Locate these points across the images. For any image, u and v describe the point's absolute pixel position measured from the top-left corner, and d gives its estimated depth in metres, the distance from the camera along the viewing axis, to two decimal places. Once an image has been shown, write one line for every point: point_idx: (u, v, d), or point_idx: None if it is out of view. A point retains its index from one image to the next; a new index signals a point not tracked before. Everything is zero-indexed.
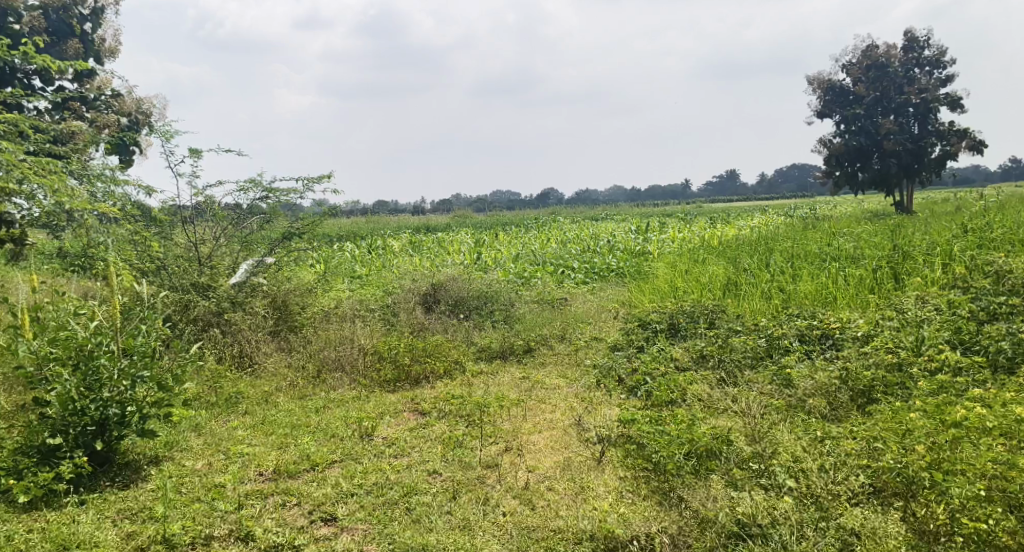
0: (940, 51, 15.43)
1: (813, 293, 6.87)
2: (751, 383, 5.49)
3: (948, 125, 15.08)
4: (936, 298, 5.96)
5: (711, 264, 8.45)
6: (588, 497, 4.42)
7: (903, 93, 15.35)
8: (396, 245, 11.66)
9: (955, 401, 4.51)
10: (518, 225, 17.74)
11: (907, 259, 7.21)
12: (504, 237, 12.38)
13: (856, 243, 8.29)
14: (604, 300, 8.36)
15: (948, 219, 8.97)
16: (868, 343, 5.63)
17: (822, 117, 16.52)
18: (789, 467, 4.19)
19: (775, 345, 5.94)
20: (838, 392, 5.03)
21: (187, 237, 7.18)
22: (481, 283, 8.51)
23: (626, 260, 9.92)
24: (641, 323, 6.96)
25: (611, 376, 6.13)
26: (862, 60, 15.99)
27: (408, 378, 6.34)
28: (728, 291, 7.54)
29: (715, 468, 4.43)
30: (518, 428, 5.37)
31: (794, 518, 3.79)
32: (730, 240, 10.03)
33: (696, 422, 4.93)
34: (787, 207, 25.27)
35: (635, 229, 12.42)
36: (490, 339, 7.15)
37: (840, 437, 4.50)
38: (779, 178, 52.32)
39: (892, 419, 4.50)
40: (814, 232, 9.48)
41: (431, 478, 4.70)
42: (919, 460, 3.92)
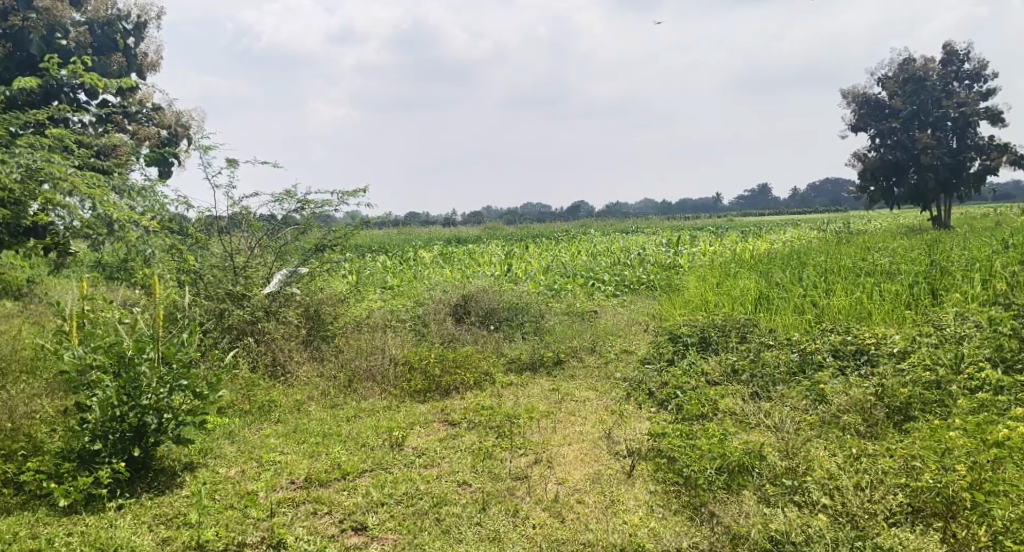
0: (981, 64, 15.18)
1: (847, 308, 6.76)
2: (784, 398, 5.42)
3: (988, 139, 14.80)
4: (977, 315, 5.83)
5: (743, 278, 8.37)
6: (618, 511, 4.40)
7: (940, 108, 15.13)
8: (427, 255, 11.75)
9: (998, 421, 4.40)
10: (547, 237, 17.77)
11: (945, 275, 7.07)
12: (535, 249, 12.40)
13: (892, 258, 8.14)
14: (635, 312, 8.33)
15: (989, 235, 8.78)
16: (904, 359, 5.53)
17: (856, 131, 16.31)
18: (824, 484, 4.14)
19: (808, 361, 5.86)
20: (874, 409, 4.95)
21: (223, 247, 7.32)
22: (511, 294, 8.53)
23: (657, 273, 9.88)
24: (672, 337, 6.91)
25: (641, 389, 6.10)
26: (899, 73, 15.79)
27: (438, 388, 6.36)
28: (760, 304, 7.47)
29: (747, 484, 4.39)
30: (548, 440, 5.37)
31: (829, 536, 3.72)
32: (761, 254, 9.94)
33: (728, 437, 4.88)
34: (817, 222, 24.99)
35: (666, 242, 12.37)
36: (520, 351, 7.16)
37: (876, 455, 4.42)
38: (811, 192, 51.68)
39: (931, 437, 4.42)
40: (848, 247, 9.35)
41: (461, 489, 4.72)
42: (960, 480, 3.84)
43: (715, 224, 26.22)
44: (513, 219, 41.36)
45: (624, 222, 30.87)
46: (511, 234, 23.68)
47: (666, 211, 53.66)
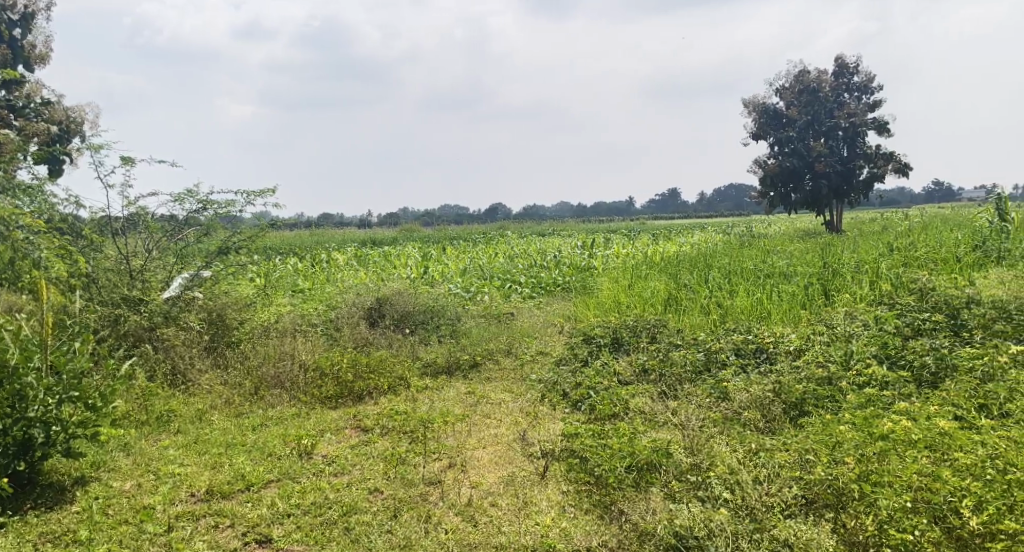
0: (868, 77, 16.14)
1: (749, 308, 7.05)
2: (690, 396, 5.60)
3: (875, 148, 15.73)
4: (864, 314, 6.18)
5: (653, 279, 8.62)
6: (530, 513, 4.45)
7: (833, 118, 15.99)
8: (340, 257, 11.54)
9: (882, 415, 4.67)
10: (463, 240, 17.76)
11: (837, 276, 7.48)
12: (451, 251, 12.34)
13: (790, 260, 8.56)
14: (550, 314, 8.43)
15: (877, 238, 9.35)
16: (800, 357, 5.82)
17: (757, 139, 17.03)
18: (725, 479, 4.30)
19: (713, 359, 6.08)
20: (772, 405, 5.19)
21: (118, 249, 6.94)
22: (427, 297, 8.48)
23: (572, 275, 10.03)
24: (585, 338, 7.04)
25: (555, 390, 6.16)
26: (795, 84, 16.55)
27: (351, 394, 6.25)
28: (669, 305, 7.70)
29: (655, 481, 4.52)
30: (462, 444, 5.37)
31: (729, 530, 3.86)
32: (671, 256, 10.24)
33: (637, 436, 5.01)
34: (724, 225, 25.97)
35: (581, 244, 12.56)
36: (435, 354, 7.12)
37: (773, 449, 4.63)
38: (720, 197, 53.74)
39: (823, 431, 4.67)
40: (750, 250, 9.76)
41: (373, 496, 4.66)
42: (848, 473, 4.06)
43: (629, 227, 26.88)
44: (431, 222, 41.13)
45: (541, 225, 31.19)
46: (426, 236, 23.52)
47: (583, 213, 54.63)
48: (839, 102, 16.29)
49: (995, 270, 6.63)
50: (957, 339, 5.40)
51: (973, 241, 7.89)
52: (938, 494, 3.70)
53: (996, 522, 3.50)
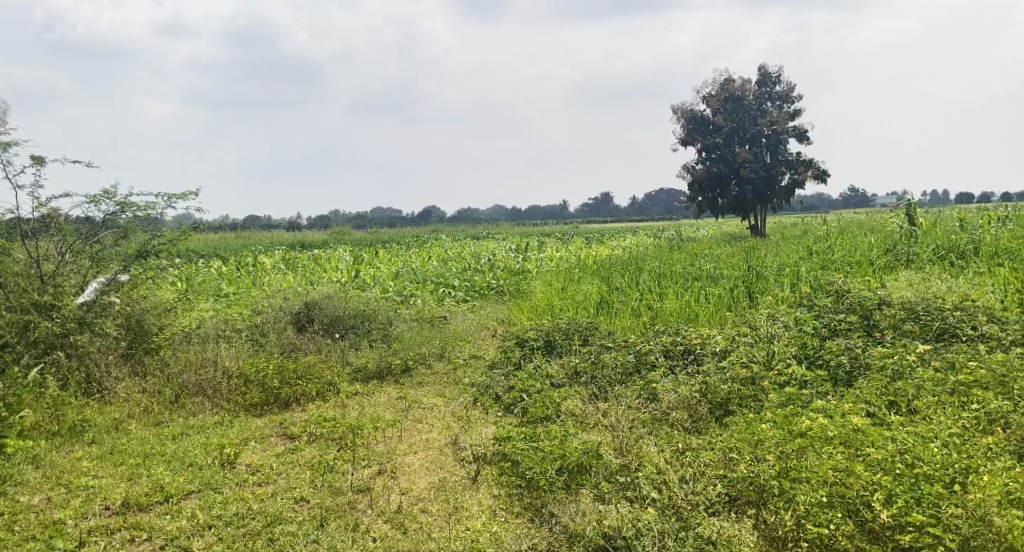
0: (789, 87, 16.75)
1: (678, 310, 7.19)
2: (619, 397, 5.67)
3: (796, 155, 16.35)
4: (785, 316, 6.39)
5: (586, 283, 8.71)
6: (461, 518, 4.42)
7: (756, 125, 16.53)
8: (268, 261, 11.24)
9: (801, 413, 4.83)
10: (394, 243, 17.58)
11: (761, 279, 7.72)
12: (383, 254, 12.17)
13: (716, 264, 8.78)
14: (484, 318, 8.41)
15: (798, 242, 9.69)
16: (725, 357, 5.98)
17: (685, 145, 17.45)
18: (653, 479, 4.38)
19: (643, 361, 6.17)
20: (698, 405, 5.30)
21: (28, 252, 6.53)
22: (358, 301, 8.34)
23: (506, 278, 10.05)
24: (518, 341, 7.06)
25: (488, 394, 6.14)
26: (721, 92, 16.99)
27: (277, 401, 6.09)
28: (601, 308, 7.80)
29: (585, 483, 4.56)
30: (393, 450, 5.30)
31: (656, 529, 3.93)
32: (603, 259, 10.37)
33: (568, 438, 5.04)
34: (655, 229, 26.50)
35: (515, 248, 12.59)
36: (366, 359, 7.01)
37: (699, 448, 4.73)
38: (651, 201, 54.93)
39: (746, 429, 4.80)
40: (679, 253, 9.97)
41: (299, 505, 4.55)
42: (769, 470, 4.17)
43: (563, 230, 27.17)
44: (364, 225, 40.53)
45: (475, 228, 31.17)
46: (358, 239, 23.22)
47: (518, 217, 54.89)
48: (762, 110, 16.84)
49: (905, 272, 6.97)
50: (870, 339, 5.64)
51: (885, 245, 8.28)
52: (852, 489, 3.83)
53: (905, 514, 3.64)
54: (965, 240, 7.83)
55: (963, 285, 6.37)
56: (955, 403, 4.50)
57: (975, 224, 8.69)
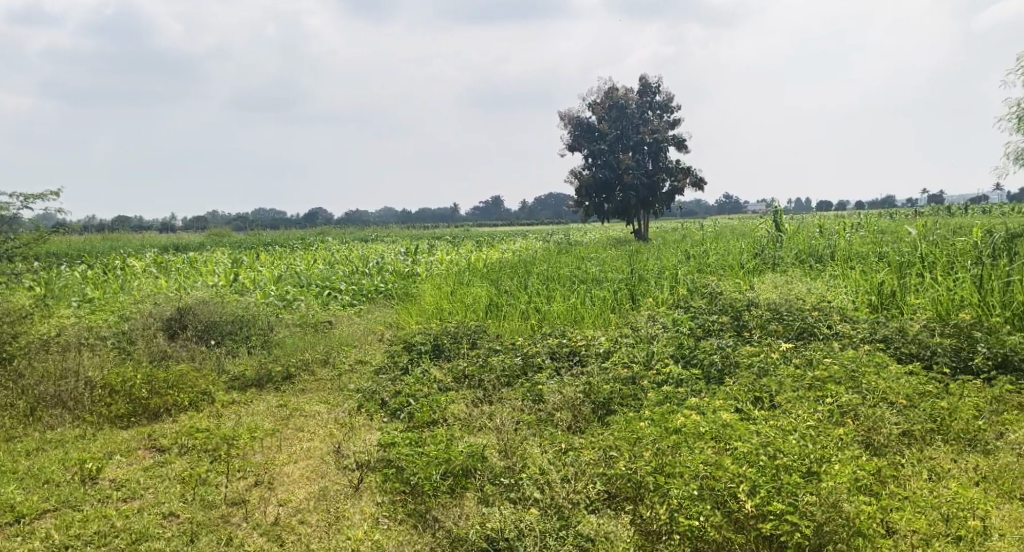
0: (668, 97, 17.49)
1: (564, 313, 7.33)
2: (505, 400, 5.71)
3: (675, 163, 17.10)
4: (664, 317, 6.65)
5: (475, 286, 8.73)
6: (342, 527, 4.31)
7: (638, 133, 17.14)
8: (138, 264, 10.57)
9: (676, 411, 5.02)
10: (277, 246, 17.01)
11: (643, 282, 8.00)
12: (265, 257, 11.72)
13: (601, 267, 9.04)
14: (371, 322, 8.26)
15: (677, 246, 10.11)
16: (608, 358, 6.15)
17: (572, 151, 17.84)
18: (536, 480, 4.43)
19: (529, 363, 6.23)
20: (582, 405, 5.42)
21: None
22: (236, 306, 7.99)
23: (394, 281, 9.92)
24: (406, 345, 6.95)
25: (373, 399, 6.00)
26: (605, 100, 17.51)
27: (146, 411, 5.74)
28: (490, 311, 7.83)
29: (469, 486, 4.55)
30: (271, 460, 5.10)
31: (537, 529, 3.98)
32: (493, 262, 10.45)
33: (454, 441, 4.99)
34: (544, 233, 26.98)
35: (405, 250, 12.47)
36: (244, 367, 6.72)
37: (581, 448, 4.81)
38: (540, 207, 55.99)
39: (625, 427, 4.94)
40: (566, 257, 10.17)
41: (167, 521, 4.31)
42: (646, 466, 4.28)
43: (453, 234, 27.16)
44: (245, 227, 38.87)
45: (364, 231, 30.57)
46: (236, 240, 22.25)
47: (405, 220, 54.32)
48: (643, 119, 17.49)
49: (770, 275, 7.42)
50: (740, 338, 5.96)
51: (754, 250, 8.78)
52: (720, 481, 3.98)
53: (767, 503, 3.82)
54: (824, 246, 8.43)
55: (821, 287, 6.85)
56: (812, 398, 4.82)
57: (832, 231, 9.38)
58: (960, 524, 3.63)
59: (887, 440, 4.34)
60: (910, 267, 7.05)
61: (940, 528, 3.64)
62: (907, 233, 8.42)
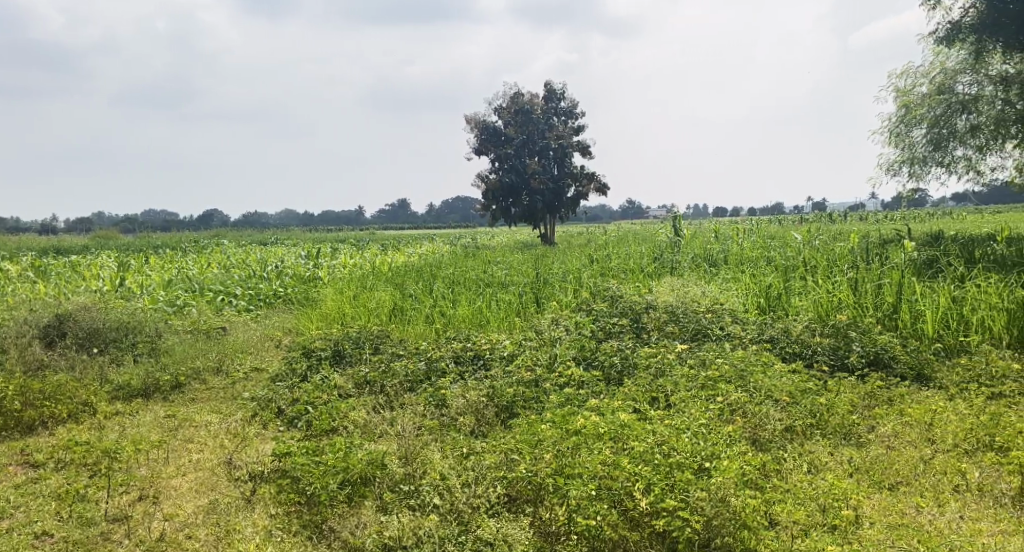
0: (573, 103, 17.82)
1: (469, 317, 7.31)
2: (407, 405, 5.63)
3: (580, 168, 17.48)
4: (567, 320, 6.74)
5: (378, 290, 8.60)
6: (232, 541, 4.14)
7: (544, 139, 17.39)
8: (11, 268, 9.84)
9: (577, 412, 5.08)
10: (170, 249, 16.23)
11: (547, 285, 8.08)
12: (154, 260, 11.13)
13: (507, 271, 9.08)
14: (269, 328, 7.98)
15: (581, 250, 10.28)
16: (512, 361, 6.17)
17: (479, 154, 17.87)
18: (436, 485, 4.36)
19: (433, 368, 6.16)
20: (485, 409, 5.40)
21: None
22: (121, 313, 7.55)
23: (294, 286, 9.64)
24: (305, 352, 6.74)
25: (269, 408, 5.79)
26: (511, 105, 17.66)
27: (18, 425, 5.35)
28: (394, 315, 7.73)
29: (368, 495, 4.45)
30: (157, 473, 4.84)
31: (436, 535, 3.94)
32: (398, 266, 10.32)
33: (352, 449, 4.82)
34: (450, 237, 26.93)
35: (306, 254, 12.14)
36: (130, 376, 6.36)
37: (483, 451, 4.76)
38: (447, 210, 55.91)
39: (527, 430, 4.95)
40: (472, 261, 10.15)
41: (38, 542, 4.06)
42: (546, 468, 4.30)
43: (358, 236, 26.72)
44: (133, 227, 37.37)
45: (265, 233, 29.61)
46: (122, 243, 21.07)
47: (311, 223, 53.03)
48: (549, 124, 17.76)
49: (668, 278, 7.66)
50: (639, 340, 6.11)
51: (654, 254, 9.05)
52: (617, 480, 4.05)
53: (661, 500, 3.91)
54: (718, 251, 8.78)
55: (715, 290, 7.12)
56: (704, 397, 5.00)
57: (727, 236, 9.79)
58: (835, 513, 3.84)
59: (772, 436, 4.55)
60: (795, 271, 7.44)
61: (817, 518, 3.84)
62: (793, 238, 8.89)
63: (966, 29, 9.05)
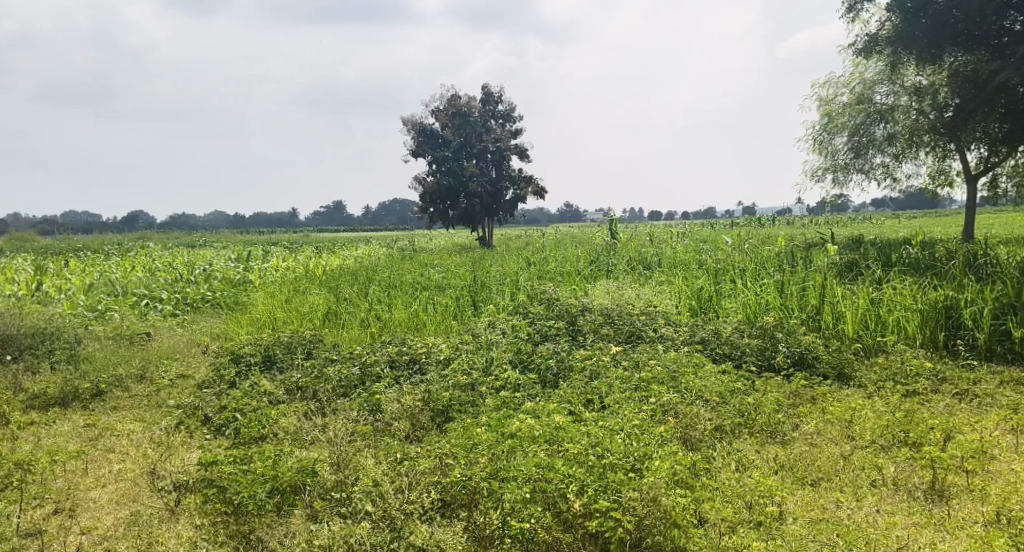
0: (510, 107, 17.90)
1: (405, 320, 7.23)
2: (340, 411, 5.52)
3: (518, 172, 17.65)
4: (503, 323, 6.73)
5: (312, 294, 8.43)
6: None
7: (481, 142, 17.43)
8: None
9: (512, 415, 5.07)
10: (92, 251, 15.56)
11: (484, 288, 8.07)
12: (74, 264, 10.64)
13: (444, 274, 9.03)
14: (196, 333, 7.73)
15: (519, 254, 10.30)
16: (448, 365, 6.12)
17: (416, 156, 17.72)
18: (368, 492, 4.28)
19: (367, 373, 6.06)
20: (420, 414, 5.34)
21: None
22: (36, 318, 7.19)
23: (224, 290, 9.37)
24: (233, 358, 6.53)
25: (195, 416, 5.59)
26: (448, 107, 17.62)
27: None
28: (328, 319, 7.58)
29: (298, 503, 4.34)
30: (74, 485, 4.63)
31: (367, 542, 3.87)
32: (333, 269, 10.14)
33: (282, 457, 4.69)
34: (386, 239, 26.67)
35: (236, 256, 11.81)
36: (46, 384, 6.06)
37: (417, 457, 4.69)
38: (385, 213, 55.37)
39: (462, 434, 4.90)
40: (409, 263, 10.06)
41: None
42: (480, 472, 4.26)
43: (291, 239, 26.19)
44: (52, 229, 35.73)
45: (193, 235, 28.70)
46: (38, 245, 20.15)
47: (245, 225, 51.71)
48: (486, 127, 17.80)
49: (604, 281, 7.75)
50: (575, 343, 6.15)
51: (590, 257, 9.14)
52: (551, 483, 4.05)
53: (594, 502, 3.93)
54: (653, 255, 8.93)
55: (649, 293, 7.24)
56: (637, 398, 5.07)
57: (661, 239, 9.98)
58: (760, 510, 3.95)
59: (702, 436, 4.65)
60: (725, 274, 7.62)
61: (744, 514, 3.93)
62: (724, 241, 9.12)
63: (882, 42, 9.45)
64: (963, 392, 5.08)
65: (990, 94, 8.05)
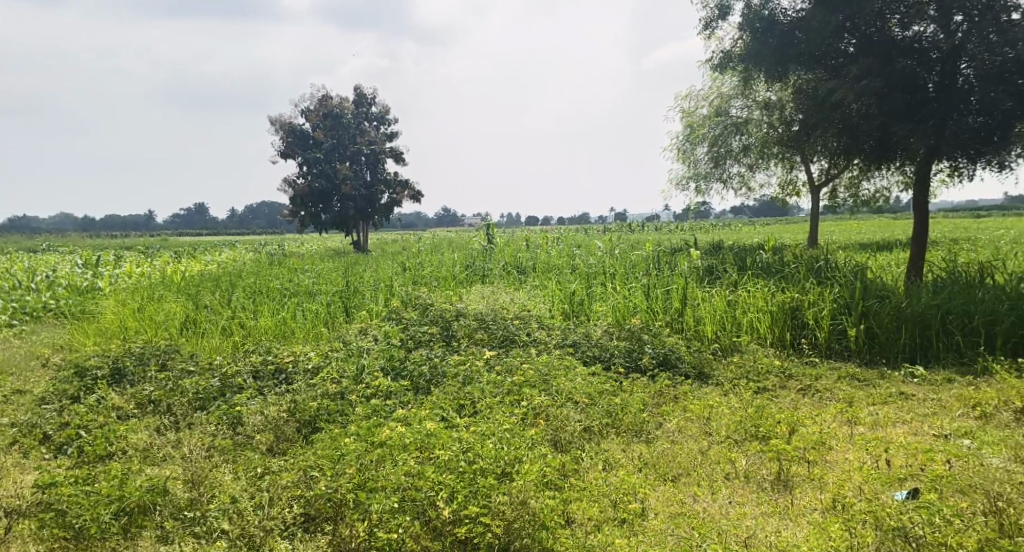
0: (384, 109, 17.64)
1: (271, 328, 6.92)
2: (197, 425, 5.18)
3: (393, 175, 17.40)
4: (375, 329, 6.58)
5: (168, 301, 7.90)
6: None
7: (355, 144, 17.05)
8: None
9: (382, 423, 4.93)
10: None
11: (356, 294, 7.86)
12: None
13: (314, 279, 8.73)
14: (35, 344, 7.04)
15: (394, 258, 10.13)
16: (316, 374, 5.89)
17: (286, 157, 17.06)
18: (226, 509, 4.04)
19: (228, 384, 5.72)
20: (285, 425, 5.10)
21: None
22: None
23: (68, 298, 8.62)
24: (77, 371, 5.99)
25: (32, 435, 5.08)
26: (320, 108, 17.15)
27: None
28: (186, 329, 7.13)
29: (147, 525, 4.03)
30: None
31: None
32: (194, 275, 9.57)
33: (130, 475, 4.33)
34: (253, 243, 25.55)
35: (83, 262, 10.89)
36: None
37: (279, 470, 4.46)
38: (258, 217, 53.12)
39: (329, 444, 4.71)
40: (278, 269, 9.65)
41: None
42: (347, 483, 4.10)
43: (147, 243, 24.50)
44: None
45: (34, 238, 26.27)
46: None
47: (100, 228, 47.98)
48: (359, 129, 17.45)
49: (477, 286, 7.75)
50: (449, 348, 6.10)
51: (465, 262, 9.12)
52: (421, 491, 3.97)
53: (463, 508, 3.90)
54: (527, 260, 9.04)
55: (523, 297, 7.31)
56: (509, 402, 5.09)
57: (536, 244, 10.12)
58: (624, 507, 4.05)
59: (571, 437, 4.72)
60: (596, 278, 7.82)
61: (609, 512, 4.02)
62: (596, 246, 9.37)
63: (735, 59, 10.03)
64: (807, 388, 5.44)
65: (827, 110, 8.64)
